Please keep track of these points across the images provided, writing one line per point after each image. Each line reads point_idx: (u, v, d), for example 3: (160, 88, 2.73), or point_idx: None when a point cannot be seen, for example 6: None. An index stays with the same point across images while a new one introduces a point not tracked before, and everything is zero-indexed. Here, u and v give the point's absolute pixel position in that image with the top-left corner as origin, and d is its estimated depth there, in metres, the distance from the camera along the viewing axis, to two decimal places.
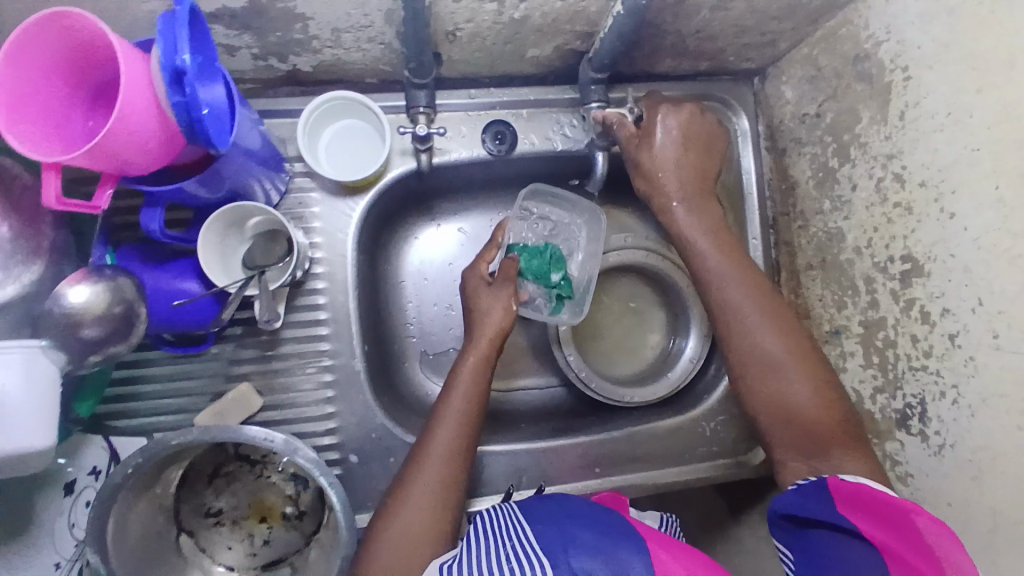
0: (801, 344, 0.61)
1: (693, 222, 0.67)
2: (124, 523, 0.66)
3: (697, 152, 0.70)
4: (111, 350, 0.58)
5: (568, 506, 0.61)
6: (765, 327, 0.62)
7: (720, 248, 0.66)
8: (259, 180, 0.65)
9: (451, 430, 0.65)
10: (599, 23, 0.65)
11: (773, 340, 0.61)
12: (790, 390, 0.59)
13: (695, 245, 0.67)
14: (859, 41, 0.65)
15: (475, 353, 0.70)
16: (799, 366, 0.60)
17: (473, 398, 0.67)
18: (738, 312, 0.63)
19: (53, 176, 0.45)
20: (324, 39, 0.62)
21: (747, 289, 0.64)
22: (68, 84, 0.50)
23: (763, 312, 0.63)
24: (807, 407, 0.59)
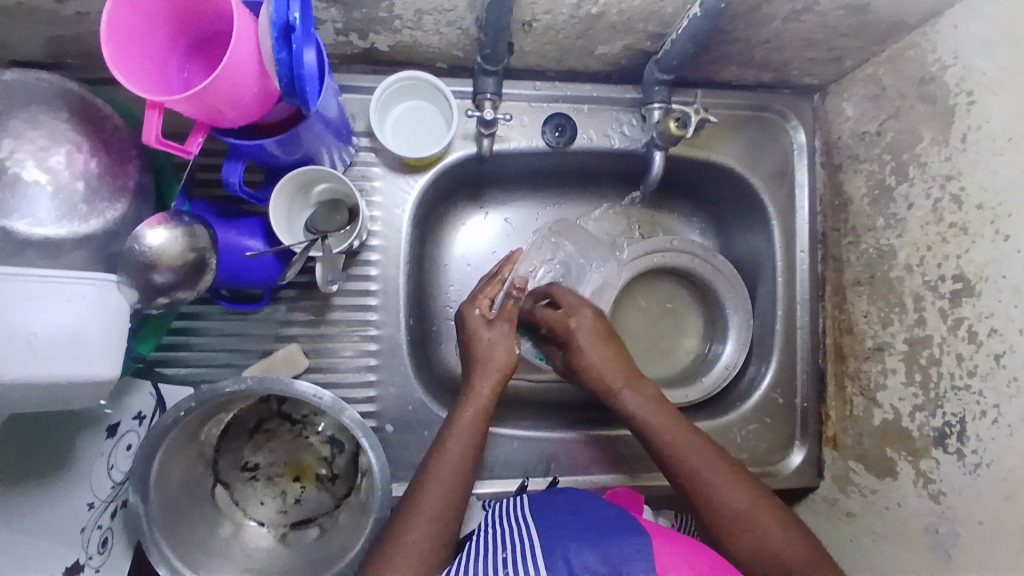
0: (758, 492, 0.63)
1: (618, 368, 0.71)
2: (167, 465, 0.69)
3: (611, 336, 0.74)
4: (178, 296, 0.60)
5: (590, 503, 0.63)
6: (721, 470, 0.64)
7: (655, 412, 0.68)
8: (328, 149, 0.67)
9: (453, 468, 0.64)
10: (671, 25, 0.67)
11: (737, 497, 0.62)
12: (762, 530, 0.60)
13: (611, 376, 0.71)
14: (925, 64, 0.66)
15: (474, 404, 0.68)
16: (767, 517, 0.61)
17: (474, 441, 0.66)
18: (694, 474, 0.64)
19: (156, 116, 0.49)
20: (407, 19, 0.64)
21: (695, 444, 0.66)
22: (170, 37, 0.53)
23: (711, 456, 0.65)
24: (784, 547, 0.58)
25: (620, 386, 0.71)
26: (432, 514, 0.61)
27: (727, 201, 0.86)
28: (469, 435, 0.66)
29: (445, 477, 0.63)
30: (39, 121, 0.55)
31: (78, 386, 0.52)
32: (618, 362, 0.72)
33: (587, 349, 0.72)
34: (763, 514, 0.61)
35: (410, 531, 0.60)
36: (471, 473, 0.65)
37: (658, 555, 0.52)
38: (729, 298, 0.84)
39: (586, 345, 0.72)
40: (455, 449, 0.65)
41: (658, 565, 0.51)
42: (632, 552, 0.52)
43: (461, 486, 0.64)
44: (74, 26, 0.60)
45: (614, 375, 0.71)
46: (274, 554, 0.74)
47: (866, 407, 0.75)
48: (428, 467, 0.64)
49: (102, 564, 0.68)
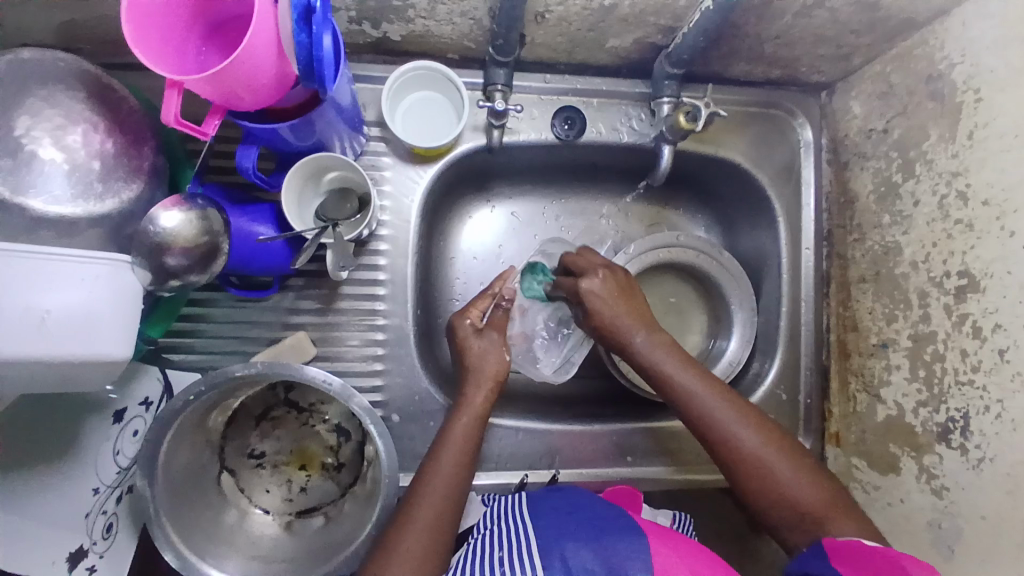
0: (775, 434, 0.63)
1: (632, 318, 0.69)
2: (174, 451, 0.69)
3: (624, 287, 0.71)
4: (189, 280, 0.61)
5: (583, 501, 0.63)
6: (738, 415, 0.64)
7: (671, 359, 0.67)
8: (340, 137, 0.68)
9: (446, 478, 0.63)
10: (683, 19, 0.67)
11: (754, 441, 0.62)
12: (781, 474, 0.61)
13: (624, 327, 0.69)
14: (934, 62, 0.67)
15: (469, 411, 0.67)
16: (784, 460, 0.61)
17: (467, 451, 0.65)
18: (714, 423, 0.64)
19: (174, 95, 0.50)
20: (420, 9, 0.64)
21: (711, 389, 0.65)
22: (189, 22, 0.53)
23: (728, 403, 0.64)
24: (803, 490, 0.59)
25: (634, 336, 0.68)
26: (423, 524, 0.60)
27: (734, 197, 0.86)
28: (461, 446, 0.65)
29: (438, 487, 0.62)
30: (56, 100, 0.55)
31: (90, 366, 0.52)
32: (633, 315, 0.69)
33: (600, 306, 0.69)
34: (781, 455, 0.62)
35: (402, 541, 0.59)
36: (464, 483, 0.64)
37: (654, 555, 0.52)
38: (734, 294, 0.84)
39: (597, 304, 0.69)
40: (449, 461, 0.64)
41: (656, 565, 0.51)
42: (630, 552, 0.52)
43: (455, 498, 0.63)
44: (89, 9, 0.60)
45: (627, 324, 0.69)
46: (279, 541, 0.74)
47: (869, 403, 0.75)
48: (422, 476, 0.63)
49: (107, 550, 0.68)
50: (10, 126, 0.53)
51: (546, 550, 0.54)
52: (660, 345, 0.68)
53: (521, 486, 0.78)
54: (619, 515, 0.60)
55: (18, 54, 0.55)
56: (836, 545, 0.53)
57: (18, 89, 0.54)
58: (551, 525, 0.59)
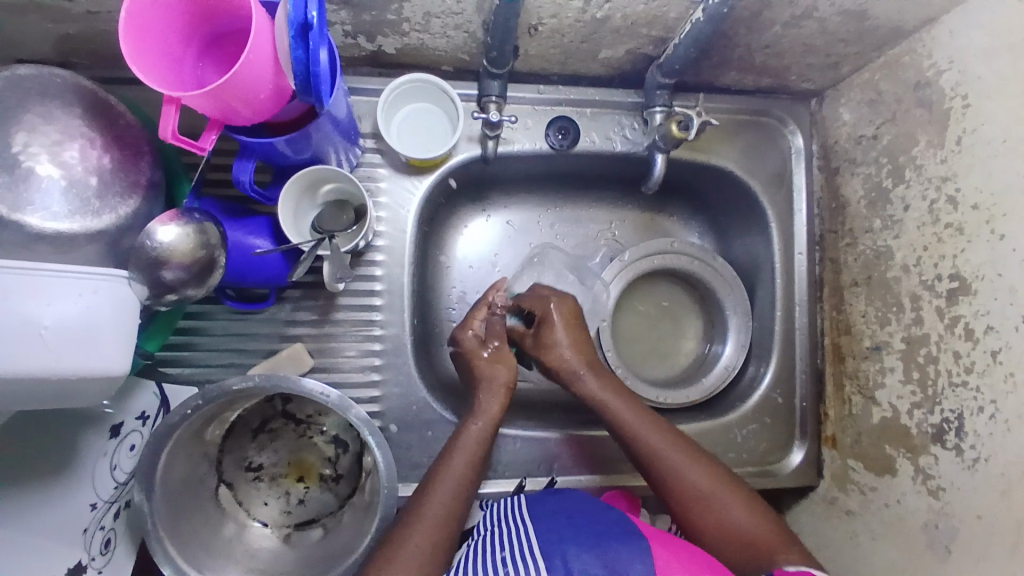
0: (718, 469, 0.65)
1: (581, 353, 0.73)
2: (171, 464, 0.68)
3: (581, 325, 0.75)
4: (186, 293, 0.61)
5: (582, 505, 0.64)
6: (681, 452, 0.66)
7: (614, 395, 0.70)
8: (336, 150, 0.68)
9: (458, 476, 0.64)
10: (674, 30, 0.68)
11: (695, 474, 0.64)
12: (723, 506, 0.62)
13: (574, 367, 0.72)
14: (922, 69, 0.68)
15: (484, 417, 0.68)
16: (728, 493, 0.63)
17: (477, 456, 0.66)
18: (656, 456, 0.66)
19: (172, 111, 0.50)
20: (415, 22, 0.65)
21: (652, 425, 0.68)
22: (186, 35, 0.54)
23: (672, 440, 0.67)
24: (749, 524, 0.61)
25: (577, 370, 0.72)
26: (433, 519, 0.60)
27: (727, 204, 0.87)
28: (474, 450, 0.66)
29: (450, 486, 0.63)
30: (52, 115, 0.56)
31: (89, 381, 0.52)
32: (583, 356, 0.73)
33: (556, 335, 0.73)
34: (728, 491, 0.63)
35: (412, 535, 0.59)
36: (472, 485, 0.65)
37: (655, 558, 0.53)
38: (728, 299, 0.85)
39: (555, 331, 0.73)
40: (461, 460, 0.65)
41: (657, 566, 0.52)
42: (630, 556, 0.53)
43: (463, 496, 0.63)
44: (84, 22, 0.60)
45: (574, 358, 0.72)
46: (278, 553, 0.73)
47: (864, 405, 0.76)
48: (434, 476, 0.64)
49: (105, 565, 0.67)
50: (8, 142, 0.53)
51: (548, 551, 0.55)
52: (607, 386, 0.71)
53: (518, 491, 0.78)
54: (619, 519, 0.60)
55: (16, 69, 0.55)
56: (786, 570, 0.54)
57: (15, 103, 0.54)
58: (553, 527, 0.59)
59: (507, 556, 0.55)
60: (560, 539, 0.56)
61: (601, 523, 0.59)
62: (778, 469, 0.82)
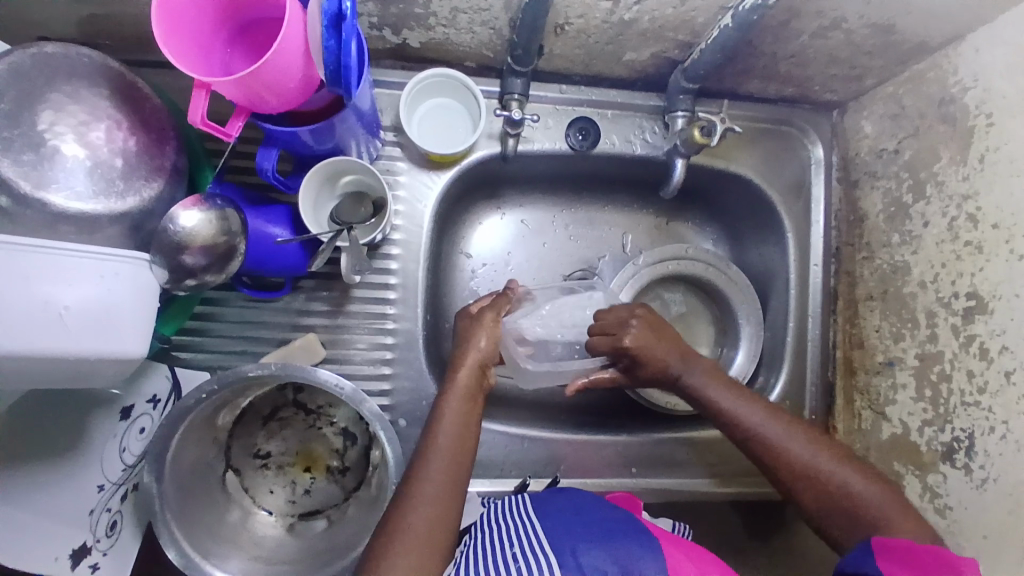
0: (834, 449, 0.64)
1: (677, 354, 0.71)
2: (181, 448, 0.69)
3: (660, 325, 0.73)
4: (205, 279, 0.61)
5: (582, 501, 0.64)
6: (804, 440, 0.65)
7: (718, 387, 0.69)
8: (357, 141, 0.68)
9: (443, 460, 0.61)
10: (701, 35, 0.68)
11: (813, 457, 0.64)
12: (850, 488, 0.61)
13: (668, 364, 0.71)
14: (946, 85, 0.68)
15: (457, 391, 0.65)
16: (843, 468, 0.63)
17: (459, 430, 0.63)
18: (773, 444, 0.65)
19: (201, 95, 0.50)
20: (442, 17, 0.65)
21: (758, 411, 0.67)
22: (216, 23, 0.54)
23: (779, 422, 0.66)
24: (865, 499, 0.61)
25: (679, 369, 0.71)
26: (426, 505, 0.59)
27: (744, 212, 0.87)
28: (455, 425, 0.63)
29: (435, 474, 0.60)
30: (80, 96, 0.56)
31: (106, 362, 0.52)
32: (674, 351, 0.71)
33: (649, 346, 0.71)
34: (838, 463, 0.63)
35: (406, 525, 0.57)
36: (462, 464, 0.62)
37: (665, 556, 0.53)
38: (742, 308, 0.84)
39: (644, 348, 0.70)
40: (444, 440, 0.62)
41: (668, 565, 0.52)
42: (640, 552, 0.53)
43: (456, 478, 0.61)
44: (112, 5, 0.60)
45: (671, 363, 0.71)
46: (282, 543, 0.74)
47: (874, 420, 0.76)
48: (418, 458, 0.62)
49: (110, 548, 0.67)
50: (35, 120, 0.53)
51: (558, 546, 0.55)
52: (706, 377, 0.70)
53: (520, 490, 0.77)
54: (624, 516, 0.61)
55: (42, 48, 0.55)
56: (892, 546, 0.53)
57: (43, 83, 0.54)
58: (559, 523, 0.59)
59: (514, 551, 0.56)
60: (566, 532, 0.57)
61: (604, 519, 0.60)
62: None
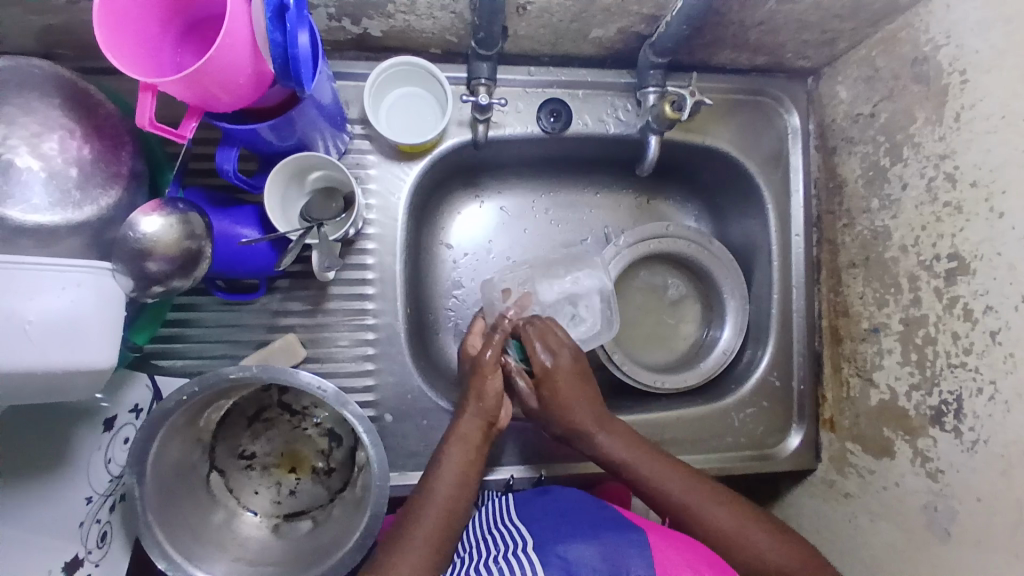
0: (751, 511, 0.63)
1: (591, 408, 0.68)
2: (163, 449, 0.68)
3: (586, 376, 0.70)
4: (172, 286, 0.60)
5: (569, 503, 0.64)
6: (708, 494, 0.64)
7: (631, 450, 0.67)
8: (322, 135, 0.67)
9: (445, 497, 0.62)
10: (666, 7, 0.67)
11: (728, 520, 0.62)
12: (759, 544, 0.61)
13: (582, 420, 0.68)
14: (918, 44, 0.66)
15: (462, 438, 0.66)
16: (757, 528, 0.62)
17: (463, 475, 0.64)
18: (683, 503, 0.64)
19: (149, 98, 0.49)
20: (400, 3, 0.63)
21: (671, 471, 0.66)
22: (164, 23, 0.53)
23: (693, 484, 0.65)
24: (775, 558, 0.60)
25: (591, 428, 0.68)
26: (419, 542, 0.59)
27: (723, 185, 0.86)
28: (457, 475, 0.64)
29: (432, 512, 0.61)
30: (33, 107, 0.56)
31: (77, 374, 0.51)
32: (588, 405, 0.68)
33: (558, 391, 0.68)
34: (751, 525, 0.62)
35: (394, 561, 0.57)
36: (464, 504, 0.63)
37: (653, 552, 0.54)
38: (726, 282, 0.84)
39: (564, 385, 0.68)
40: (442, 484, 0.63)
41: (655, 561, 0.53)
42: (629, 550, 0.54)
43: (449, 523, 0.61)
44: (65, 14, 0.59)
45: (586, 413, 0.68)
46: (266, 543, 0.73)
47: (862, 387, 0.75)
48: (414, 502, 0.63)
49: (102, 559, 0.67)
50: None
51: (541, 547, 0.55)
52: (618, 440, 0.68)
53: (507, 489, 0.77)
54: (612, 515, 0.61)
55: None
56: None
57: None
58: (548, 526, 0.59)
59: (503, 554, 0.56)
60: (553, 534, 0.57)
61: (595, 518, 0.60)
62: (774, 453, 0.81)
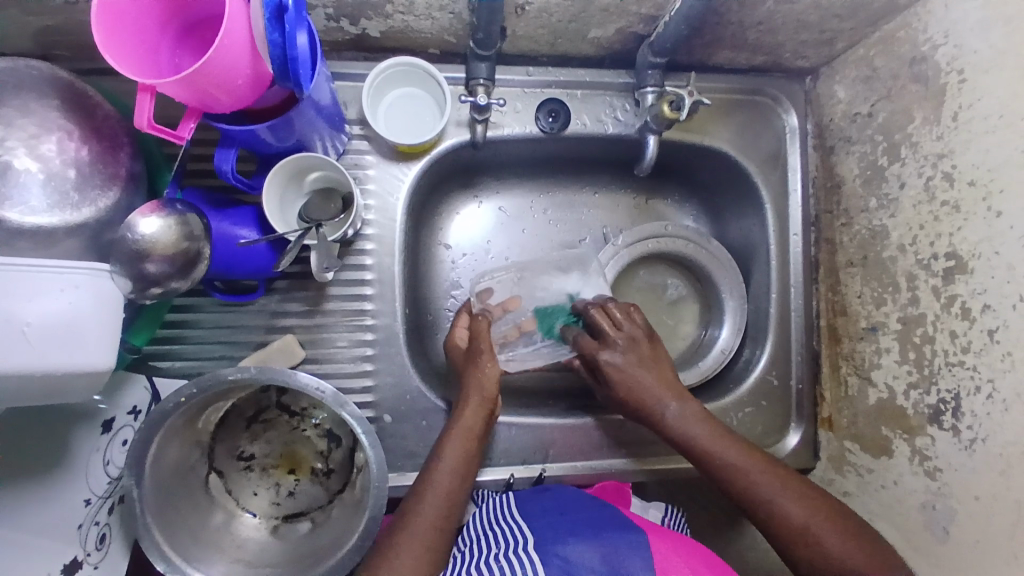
0: (816, 499, 0.61)
1: (663, 390, 0.68)
2: (162, 451, 0.68)
3: (654, 358, 0.70)
4: (171, 287, 0.59)
5: (570, 503, 0.64)
6: (778, 482, 0.62)
7: (705, 432, 0.66)
8: (321, 136, 0.67)
9: (445, 485, 0.63)
10: (664, 8, 0.67)
11: (797, 508, 0.60)
12: (823, 536, 0.58)
13: (655, 401, 0.68)
14: (917, 44, 0.66)
15: (461, 425, 0.67)
16: (820, 518, 0.60)
17: (464, 463, 0.65)
18: (752, 488, 0.63)
19: (146, 99, 0.49)
20: (398, 4, 0.63)
21: (744, 456, 0.64)
22: (162, 24, 0.53)
23: (766, 470, 0.63)
24: (839, 550, 0.57)
25: (666, 408, 0.67)
26: (422, 531, 0.60)
27: (721, 185, 0.86)
28: (457, 461, 0.65)
29: (433, 500, 0.62)
30: (30, 109, 0.56)
31: (74, 376, 0.51)
32: (659, 387, 0.68)
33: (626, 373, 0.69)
34: (818, 516, 0.60)
35: (397, 551, 0.58)
36: (462, 489, 0.64)
37: (654, 555, 0.53)
38: (724, 282, 0.84)
39: (630, 370, 0.69)
40: (442, 472, 0.64)
41: (656, 564, 0.52)
42: (630, 551, 0.54)
43: (449, 511, 0.62)
44: (63, 14, 0.59)
45: (656, 395, 0.68)
46: (265, 544, 0.73)
47: (860, 386, 0.75)
48: (417, 491, 0.63)
49: (101, 561, 0.67)
50: None
51: (541, 546, 0.55)
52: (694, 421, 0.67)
53: (508, 486, 0.77)
54: (614, 514, 0.61)
55: None
56: None
57: None
58: (548, 525, 0.59)
59: (502, 554, 0.56)
60: (555, 534, 0.57)
61: (596, 518, 0.60)
62: (773, 452, 0.81)
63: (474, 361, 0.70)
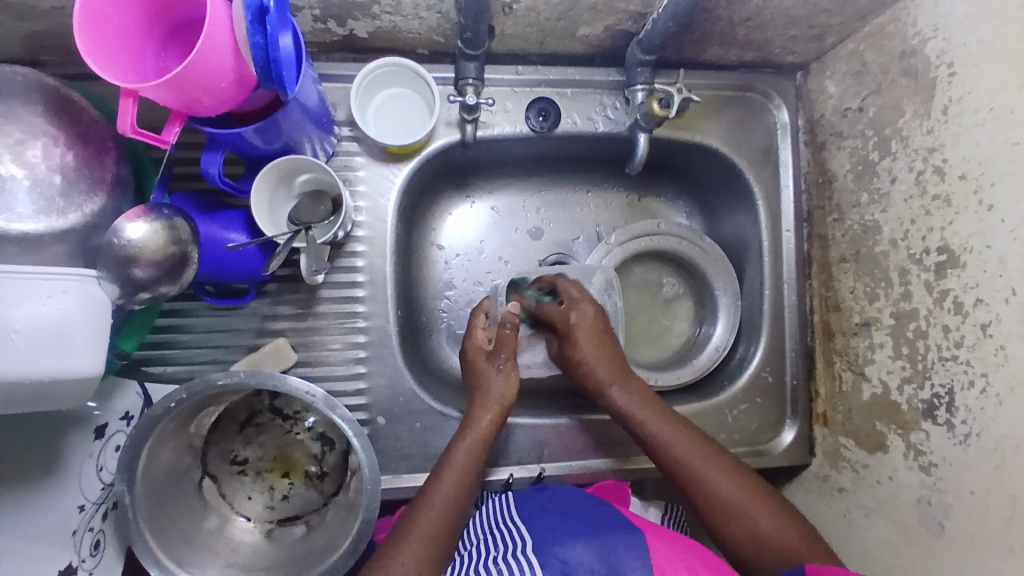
0: (785, 511, 0.61)
1: (610, 364, 0.70)
2: (154, 456, 0.68)
3: (608, 334, 0.72)
4: (160, 291, 0.59)
5: (568, 501, 0.64)
6: (714, 461, 0.65)
7: (646, 408, 0.68)
8: (309, 138, 0.66)
9: (450, 492, 0.63)
10: (652, 5, 0.67)
11: (727, 486, 0.63)
12: (752, 514, 0.61)
13: (599, 374, 0.70)
14: (907, 38, 0.66)
15: (473, 433, 0.66)
16: (751, 498, 0.62)
17: (470, 473, 0.65)
18: (683, 463, 0.65)
19: (129, 103, 0.49)
20: (385, 4, 0.63)
21: (685, 436, 0.66)
22: (146, 27, 0.52)
23: (703, 449, 0.65)
24: (769, 530, 0.60)
25: (608, 381, 0.70)
26: (425, 536, 0.59)
27: (714, 182, 0.86)
28: (464, 468, 0.64)
29: (438, 504, 0.62)
30: (15, 115, 0.56)
31: (63, 383, 0.51)
32: (607, 360, 0.71)
33: (578, 342, 0.71)
34: (749, 496, 0.62)
35: (399, 554, 0.58)
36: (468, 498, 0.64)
37: (651, 554, 0.53)
38: (718, 279, 0.84)
39: (582, 337, 0.71)
40: (450, 479, 0.63)
41: (653, 561, 0.52)
42: (626, 550, 0.54)
43: (453, 520, 0.62)
44: (48, 20, 0.58)
45: (603, 367, 0.70)
46: (260, 549, 0.73)
47: (854, 382, 0.75)
48: (421, 496, 0.63)
49: (95, 567, 0.66)
50: None
51: (539, 546, 0.55)
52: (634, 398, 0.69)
53: (507, 486, 0.76)
54: (612, 513, 0.61)
55: None
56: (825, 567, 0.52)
57: None
58: (545, 525, 0.59)
59: (500, 556, 0.56)
60: (551, 534, 0.57)
61: (593, 517, 0.60)
62: (769, 449, 0.81)
63: (491, 363, 0.71)
